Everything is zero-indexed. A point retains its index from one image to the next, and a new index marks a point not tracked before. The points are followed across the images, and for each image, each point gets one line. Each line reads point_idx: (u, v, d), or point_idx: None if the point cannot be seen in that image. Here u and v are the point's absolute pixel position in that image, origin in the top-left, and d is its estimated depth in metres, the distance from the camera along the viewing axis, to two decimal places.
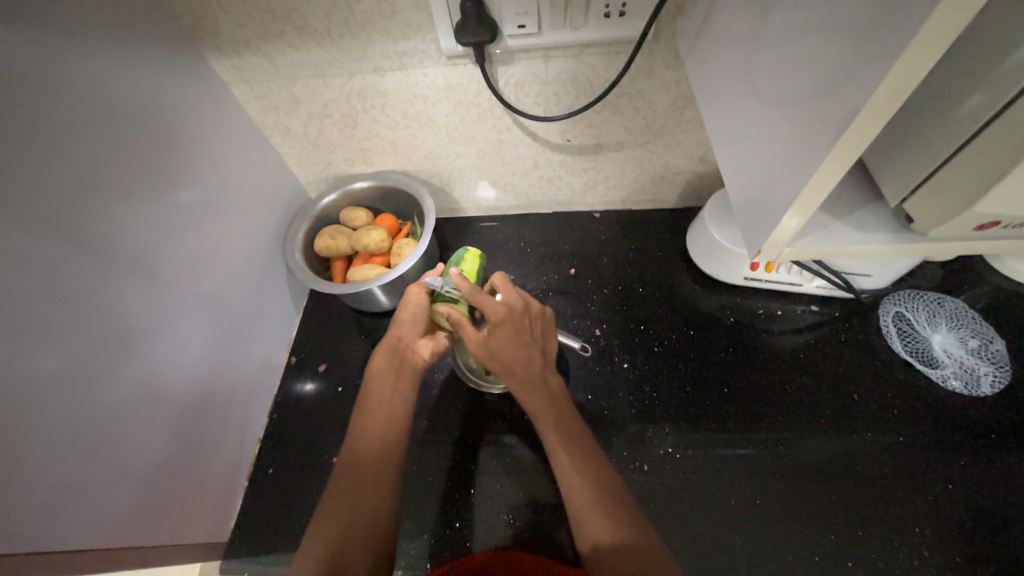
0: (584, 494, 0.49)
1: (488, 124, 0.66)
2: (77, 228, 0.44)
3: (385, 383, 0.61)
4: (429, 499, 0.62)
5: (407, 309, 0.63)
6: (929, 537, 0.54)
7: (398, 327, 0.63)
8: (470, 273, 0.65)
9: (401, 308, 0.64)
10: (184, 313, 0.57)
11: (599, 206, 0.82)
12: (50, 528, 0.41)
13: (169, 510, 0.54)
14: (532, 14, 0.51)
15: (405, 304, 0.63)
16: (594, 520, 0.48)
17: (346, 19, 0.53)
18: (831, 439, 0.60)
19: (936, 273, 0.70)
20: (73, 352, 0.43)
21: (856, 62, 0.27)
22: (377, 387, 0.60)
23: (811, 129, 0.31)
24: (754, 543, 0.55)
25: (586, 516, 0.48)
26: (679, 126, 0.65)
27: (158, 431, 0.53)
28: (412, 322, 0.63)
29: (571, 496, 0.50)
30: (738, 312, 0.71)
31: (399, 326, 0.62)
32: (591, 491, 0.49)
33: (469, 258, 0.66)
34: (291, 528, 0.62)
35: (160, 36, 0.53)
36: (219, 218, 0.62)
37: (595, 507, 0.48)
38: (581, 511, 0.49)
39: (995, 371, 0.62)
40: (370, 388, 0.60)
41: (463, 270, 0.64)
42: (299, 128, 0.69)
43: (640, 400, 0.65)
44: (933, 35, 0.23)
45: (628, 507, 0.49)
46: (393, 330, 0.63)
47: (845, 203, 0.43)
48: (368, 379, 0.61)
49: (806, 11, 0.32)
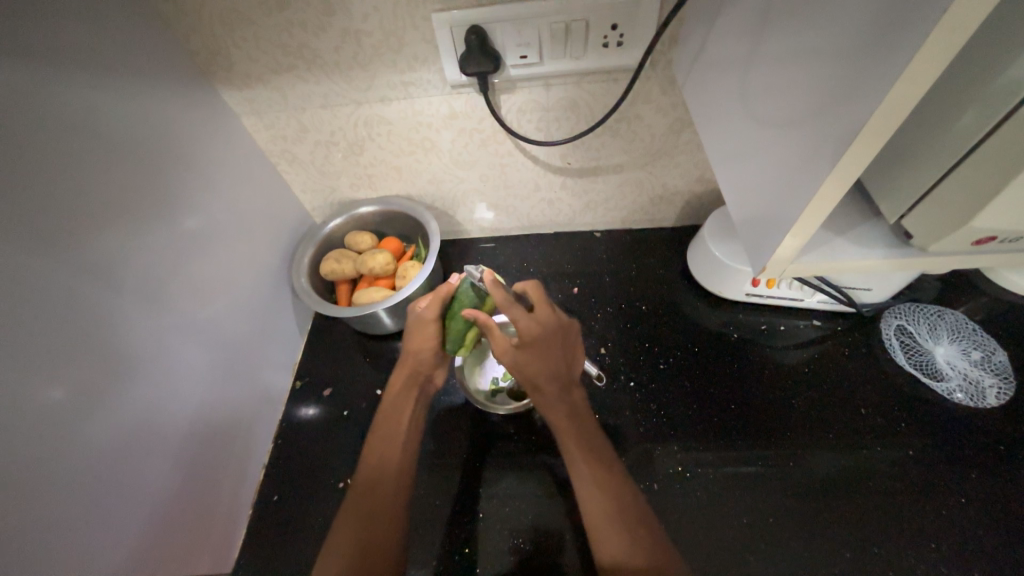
0: (603, 512, 0.50)
1: (491, 149, 0.68)
2: (83, 256, 0.44)
3: (404, 409, 0.60)
4: (437, 526, 0.61)
5: (426, 341, 0.61)
6: (947, 554, 0.53)
7: (416, 354, 0.61)
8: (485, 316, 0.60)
9: (417, 334, 0.61)
10: (191, 338, 0.57)
11: (600, 225, 0.83)
12: (47, 562, 0.40)
13: (170, 541, 0.53)
14: (534, 44, 0.53)
15: (423, 331, 0.61)
16: (616, 542, 0.48)
17: (355, 53, 0.56)
18: (842, 455, 0.60)
19: (933, 287, 0.71)
20: (78, 381, 0.43)
21: (850, 89, 0.29)
22: (395, 413, 0.60)
23: (809, 148, 0.33)
24: (770, 563, 0.54)
25: (603, 533, 0.49)
26: (676, 148, 0.67)
27: (162, 462, 0.52)
28: (432, 351, 0.62)
29: (591, 514, 0.50)
30: (741, 328, 0.71)
31: (418, 355, 0.61)
32: (611, 508, 0.50)
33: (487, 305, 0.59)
34: (296, 558, 0.61)
35: (176, 71, 0.55)
36: (225, 245, 0.63)
37: (615, 526, 0.48)
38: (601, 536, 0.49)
39: (999, 383, 0.62)
40: (388, 414, 0.60)
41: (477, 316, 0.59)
42: (305, 156, 0.70)
43: (648, 418, 0.65)
44: (923, 62, 0.24)
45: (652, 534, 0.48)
46: (407, 356, 0.62)
47: (843, 220, 0.45)
48: (386, 402, 0.61)
49: (796, 43, 0.34)
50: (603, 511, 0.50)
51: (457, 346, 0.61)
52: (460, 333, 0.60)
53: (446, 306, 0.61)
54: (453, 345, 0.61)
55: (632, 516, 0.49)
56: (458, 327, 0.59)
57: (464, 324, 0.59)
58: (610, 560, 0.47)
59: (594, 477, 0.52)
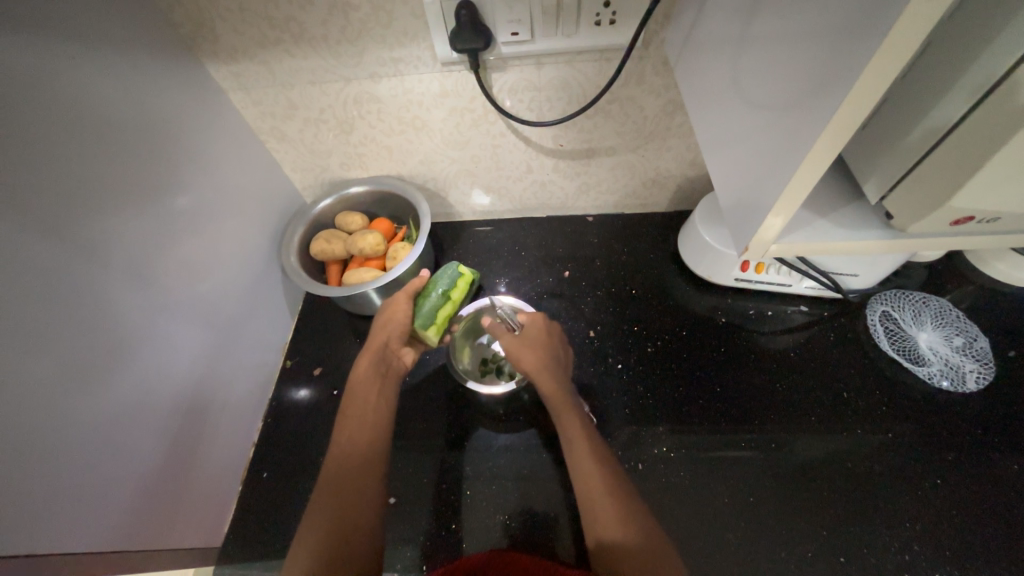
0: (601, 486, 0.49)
1: (483, 129, 0.67)
2: (70, 230, 0.44)
3: (371, 390, 0.59)
4: (425, 503, 0.62)
5: (398, 315, 0.63)
6: (920, 532, 0.55)
7: (385, 330, 0.63)
8: (457, 300, 0.67)
9: (390, 310, 0.64)
10: (178, 316, 0.57)
11: (592, 210, 0.83)
12: (43, 533, 0.41)
13: (162, 515, 0.54)
14: (525, 21, 0.52)
15: (394, 309, 0.64)
16: (612, 515, 0.47)
17: (343, 27, 0.55)
18: (823, 438, 0.61)
19: (920, 274, 0.72)
20: (67, 355, 0.43)
21: (833, 67, 0.29)
22: (361, 393, 0.59)
23: (795, 125, 0.33)
24: (749, 540, 0.56)
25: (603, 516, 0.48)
26: (668, 131, 0.67)
27: (149, 438, 0.52)
28: (401, 327, 0.63)
29: (587, 492, 0.50)
30: (729, 313, 0.72)
31: (386, 332, 0.63)
32: (607, 482, 0.50)
33: (460, 285, 0.68)
34: (286, 532, 0.62)
35: (161, 43, 0.54)
36: (215, 222, 0.63)
37: (611, 500, 0.48)
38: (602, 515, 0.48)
39: (979, 368, 0.63)
40: (354, 394, 0.59)
41: (452, 295, 0.66)
42: (295, 134, 0.69)
43: (635, 400, 0.65)
44: (902, 36, 0.24)
45: (642, 508, 0.49)
46: (377, 335, 0.63)
47: (828, 203, 0.45)
48: (352, 384, 0.60)
49: (786, 20, 0.34)
50: (597, 484, 0.50)
51: (428, 323, 0.64)
52: (433, 309, 0.64)
53: (418, 290, 0.66)
54: (424, 322, 0.64)
55: (623, 489, 0.50)
56: (432, 303, 0.65)
57: (439, 299, 0.65)
58: (605, 532, 0.47)
59: (588, 454, 0.52)
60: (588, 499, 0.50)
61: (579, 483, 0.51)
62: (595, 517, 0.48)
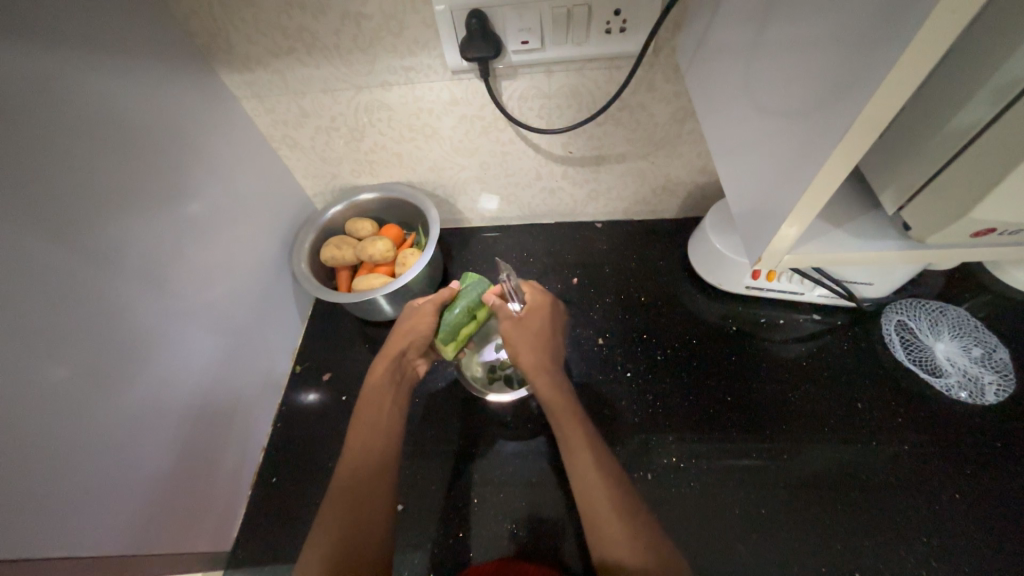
0: (602, 495, 0.48)
1: (492, 136, 0.67)
2: (88, 237, 0.45)
3: (386, 397, 0.59)
4: (431, 510, 0.61)
5: (422, 326, 0.62)
6: (937, 548, 0.54)
7: (407, 337, 0.62)
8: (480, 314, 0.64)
9: (415, 319, 0.63)
10: (192, 321, 0.57)
11: (601, 216, 0.83)
12: (57, 536, 0.41)
13: (174, 519, 0.54)
14: (535, 29, 0.52)
15: (419, 318, 0.63)
16: (616, 532, 0.46)
17: (355, 37, 0.55)
18: (837, 449, 0.60)
19: (937, 283, 0.70)
20: (84, 359, 0.44)
21: (849, 77, 0.28)
22: (377, 399, 0.59)
23: (810, 133, 0.32)
24: (759, 553, 0.55)
25: (607, 528, 0.47)
26: (679, 137, 0.67)
27: (161, 441, 0.52)
28: (423, 338, 0.63)
29: (588, 504, 0.49)
30: (741, 321, 0.71)
31: (405, 339, 0.62)
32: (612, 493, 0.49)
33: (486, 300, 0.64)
34: (295, 536, 0.62)
35: (177, 55, 0.55)
36: (228, 227, 0.63)
37: (619, 517, 0.47)
38: (606, 528, 0.47)
39: (999, 379, 0.62)
40: (369, 398, 0.59)
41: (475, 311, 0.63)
42: (307, 141, 0.70)
43: (645, 409, 0.65)
44: (924, 46, 0.24)
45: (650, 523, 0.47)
46: (396, 340, 0.62)
47: (842, 213, 0.44)
48: (366, 388, 0.60)
49: (801, 29, 0.33)
50: (599, 493, 0.49)
51: (448, 338, 0.62)
52: (456, 324, 0.62)
53: (445, 300, 0.64)
54: (446, 336, 0.62)
55: (627, 505, 0.48)
56: (455, 317, 0.62)
57: (463, 314, 0.62)
58: (608, 547, 0.46)
59: (590, 461, 0.51)
60: (590, 509, 0.49)
61: (584, 496, 0.50)
62: (599, 533, 0.47)
